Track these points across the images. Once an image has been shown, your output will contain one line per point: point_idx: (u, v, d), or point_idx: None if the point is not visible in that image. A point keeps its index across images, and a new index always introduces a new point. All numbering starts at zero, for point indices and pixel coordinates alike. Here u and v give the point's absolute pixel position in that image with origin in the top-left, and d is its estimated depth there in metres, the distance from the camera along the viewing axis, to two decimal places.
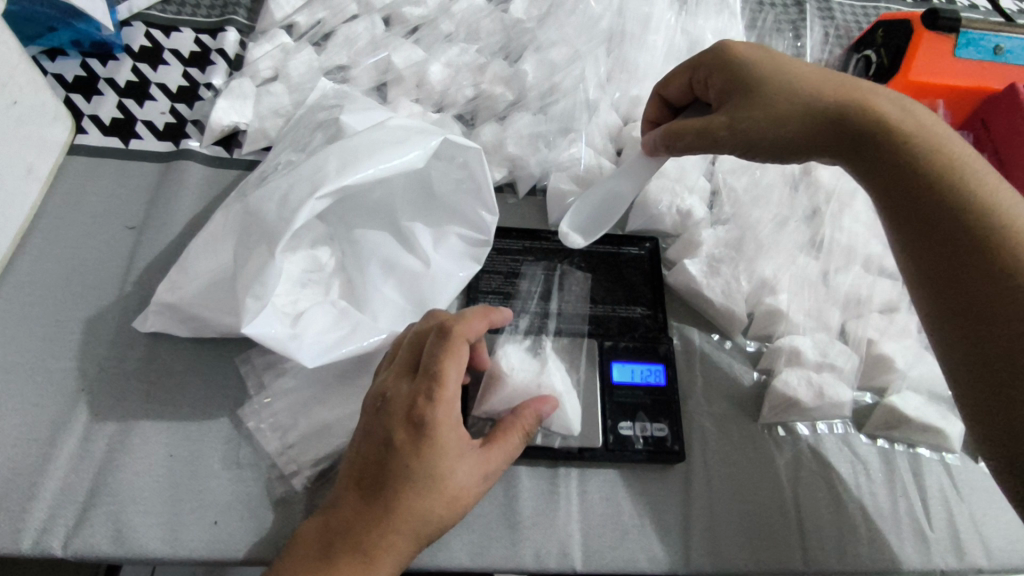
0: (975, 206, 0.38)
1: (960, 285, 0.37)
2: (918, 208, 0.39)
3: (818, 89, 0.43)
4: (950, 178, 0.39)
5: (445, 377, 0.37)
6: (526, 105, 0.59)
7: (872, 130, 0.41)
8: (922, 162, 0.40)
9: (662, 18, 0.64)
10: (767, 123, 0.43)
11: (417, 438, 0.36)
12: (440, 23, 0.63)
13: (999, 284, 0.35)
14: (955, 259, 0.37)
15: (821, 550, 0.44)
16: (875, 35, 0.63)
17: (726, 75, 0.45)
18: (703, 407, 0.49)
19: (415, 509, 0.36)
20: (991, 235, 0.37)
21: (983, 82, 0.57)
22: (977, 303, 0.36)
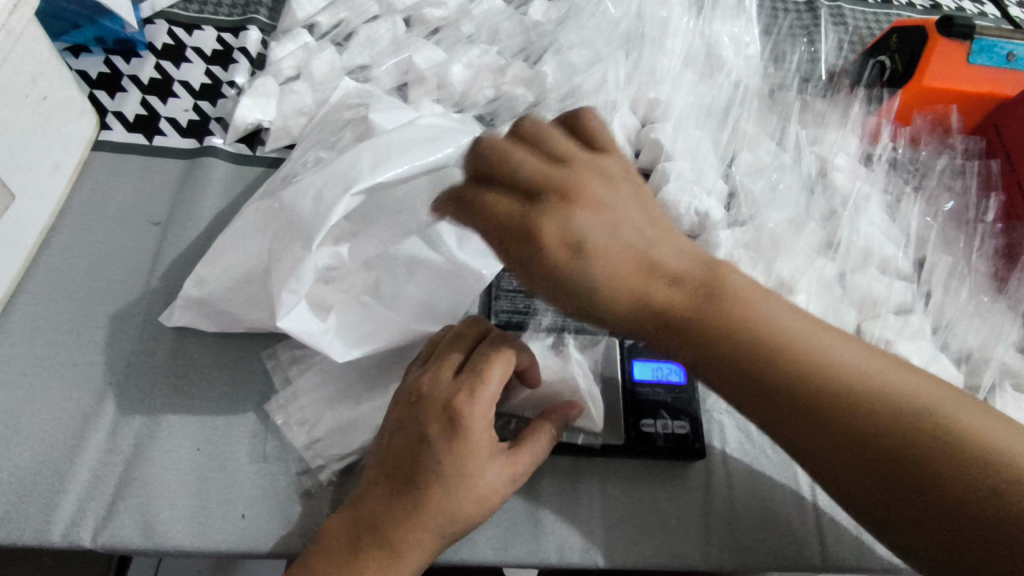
0: (867, 409, 0.31)
1: (889, 498, 0.31)
2: (788, 404, 0.33)
3: (590, 256, 0.33)
4: (809, 381, 0.32)
5: (488, 377, 0.39)
6: (546, 106, 0.59)
7: (699, 337, 0.33)
8: (772, 365, 0.33)
9: (680, 22, 0.64)
10: (618, 327, 0.34)
11: (451, 434, 0.37)
12: (461, 24, 0.63)
13: (922, 471, 0.30)
14: (871, 481, 0.31)
15: (839, 547, 0.45)
16: (889, 41, 0.63)
17: (510, 218, 0.34)
18: (722, 405, 0.50)
19: (443, 507, 0.37)
20: (886, 422, 0.31)
21: (994, 88, 0.58)
22: (903, 494, 0.31)
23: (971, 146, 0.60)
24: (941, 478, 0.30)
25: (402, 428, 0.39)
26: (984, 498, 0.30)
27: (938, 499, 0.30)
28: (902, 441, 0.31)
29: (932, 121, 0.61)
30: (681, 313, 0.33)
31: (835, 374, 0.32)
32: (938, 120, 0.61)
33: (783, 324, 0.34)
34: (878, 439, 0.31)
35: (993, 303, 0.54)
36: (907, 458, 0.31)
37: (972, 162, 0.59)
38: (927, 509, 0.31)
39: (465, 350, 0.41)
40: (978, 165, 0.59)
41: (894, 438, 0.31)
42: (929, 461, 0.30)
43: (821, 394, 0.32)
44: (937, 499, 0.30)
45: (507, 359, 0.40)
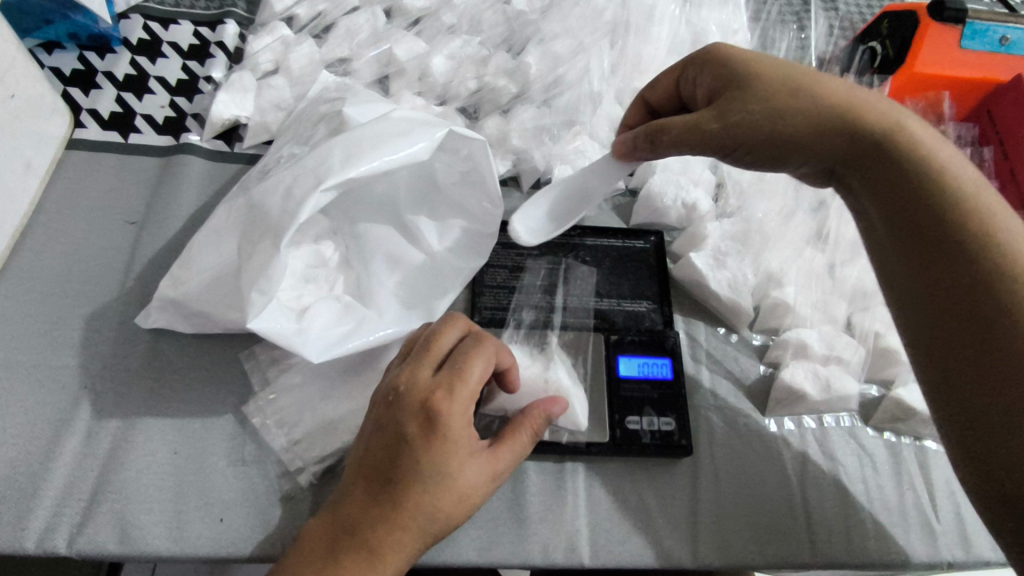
0: (964, 202, 0.37)
1: (935, 267, 0.36)
2: (893, 192, 0.38)
3: (808, 84, 0.41)
4: (934, 171, 0.38)
5: (467, 372, 0.38)
6: (530, 98, 0.58)
7: (861, 131, 0.40)
8: (909, 152, 0.38)
9: (667, 10, 0.63)
10: (763, 115, 0.41)
11: (429, 432, 0.36)
12: (442, 15, 0.62)
13: (965, 271, 0.35)
14: (947, 256, 0.36)
15: (828, 542, 0.44)
16: (880, 26, 0.62)
17: (716, 73, 0.43)
18: (710, 401, 0.49)
19: (422, 507, 0.36)
20: (954, 209, 0.36)
21: (987, 73, 0.56)
22: (953, 290, 0.35)
23: (963, 133, 0.58)
24: (984, 255, 0.35)
25: (380, 425, 0.38)
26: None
27: (973, 281, 0.34)
28: (965, 229, 0.36)
29: (924, 108, 0.59)
30: (862, 114, 0.40)
31: (937, 173, 0.38)
32: (931, 107, 0.59)
33: (942, 151, 0.39)
34: (947, 211, 0.36)
35: None
36: (962, 234, 0.36)
37: (965, 149, 0.57)
38: (971, 279, 0.34)
39: (444, 348, 0.40)
40: (971, 152, 0.57)
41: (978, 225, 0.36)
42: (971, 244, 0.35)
43: (941, 184, 0.37)
44: (981, 272, 0.34)
45: (489, 355, 0.39)
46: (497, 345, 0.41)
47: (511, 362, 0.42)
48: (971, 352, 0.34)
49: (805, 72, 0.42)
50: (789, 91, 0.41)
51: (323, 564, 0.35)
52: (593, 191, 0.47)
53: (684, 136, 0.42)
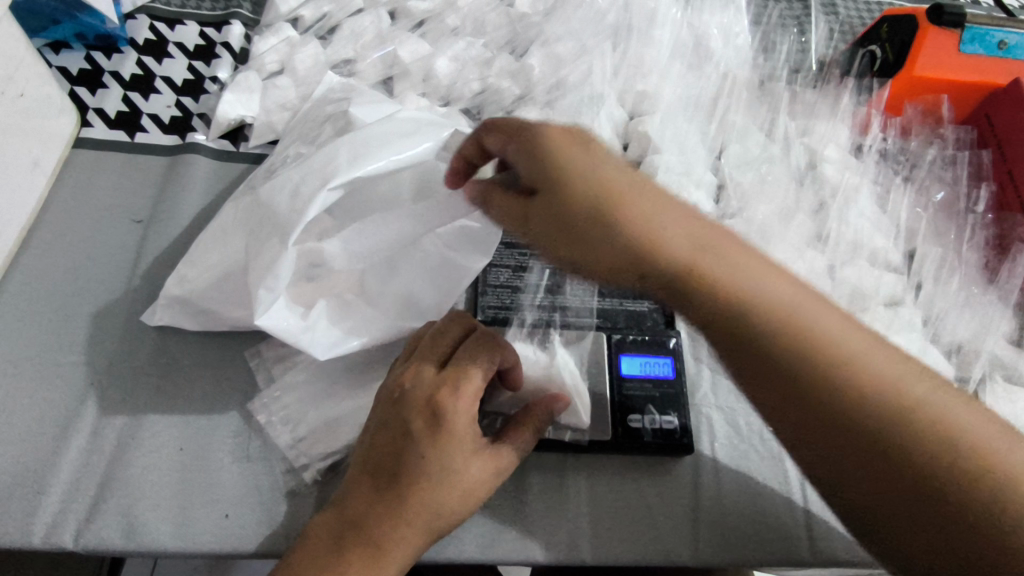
0: (820, 348, 0.30)
1: (824, 434, 0.30)
2: (734, 336, 0.31)
3: (574, 167, 0.34)
4: (731, 310, 0.31)
5: (471, 370, 0.38)
6: (533, 100, 0.59)
7: (664, 266, 0.31)
8: (705, 281, 0.31)
9: (668, 13, 0.63)
10: (578, 224, 0.33)
11: (434, 429, 0.37)
12: (446, 17, 0.63)
13: (859, 437, 0.29)
14: (841, 433, 0.30)
15: (829, 541, 0.44)
16: (880, 30, 0.62)
17: (524, 160, 0.35)
18: (710, 400, 0.49)
19: (427, 503, 0.36)
20: (818, 363, 0.30)
21: (986, 77, 0.57)
22: (843, 451, 0.30)
23: (963, 135, 0.59)
24: (872, 417, 0.29)
25: (384, 424, 0.38)
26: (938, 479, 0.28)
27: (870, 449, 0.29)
28: (845, 385, 0.29)
29: (924, 110, 0.60)
30: (652, 239, 0.32)
31: (747, 304, 0.31)
32: (930, 110, 0.60)
33: (750, 271, 0.31)
34: (809, 369, 0.30)
35: (983, 293, 0.53)
36: (837, 399, 0.29)
37: (963, 151, 0.58)
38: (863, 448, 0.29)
39: (448, 346, 0.40)
40: (970, 155, 0.58)
41: (883, 403, 0.29)
42: (866, 414, 0.29)
43: (739, 319, 0.31)
44: (866, 441, 0.29)
45: (493, 354, 0.40)
46: (502, 343, 0.41)
47: (514, 361, 0.43)
48: (883, 512, 0.30)
49: (569, 157, 0.34)
50: (595, 215, 0.33)
51: (328, 560, 0.36)
52: (400, 225, 0.47)
53: (529, 238, 0.37)
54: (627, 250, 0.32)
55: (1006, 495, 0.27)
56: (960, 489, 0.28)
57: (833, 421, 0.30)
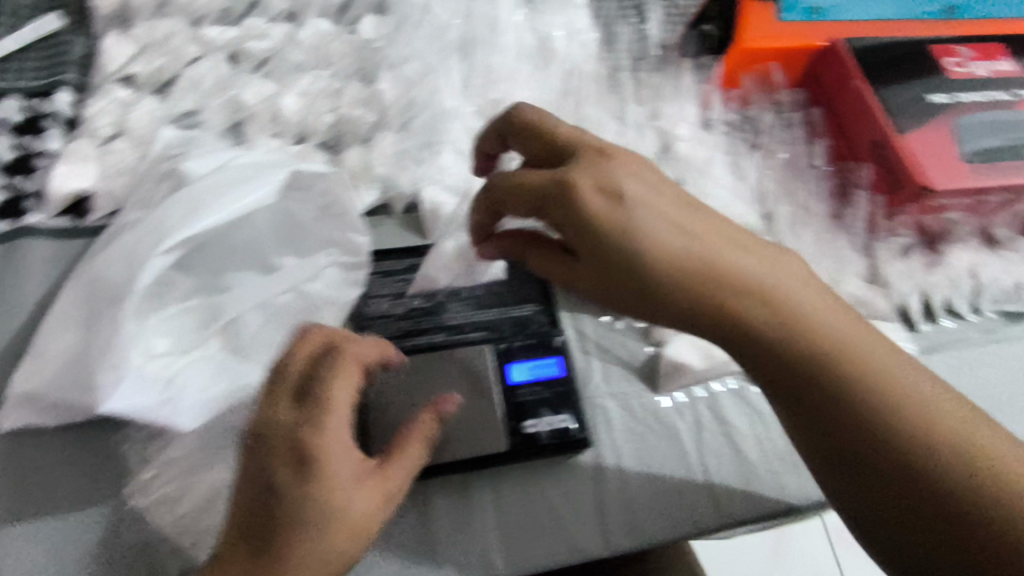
0: (854, 369, 0.34)
1: (848, 445, 0.34)
2: (782, 363, 0.35)
3: (633, 221, 0.37)
4: (781, 336, 0.35)
5: (333, 399, 0.37)
6: (388, 124, 0.58)
7: (716, 299, 0.36)
8: (759, 308, 0.36)
9: (510, 20, 0.64)
10: (648, 271, 0.37)
11: (300, 470, 0.36)
12: (288, 53, 0.61)
13: (875, 451, 0.33)
14: (869, 440, 0.33)
15: (729, 503, 0.47)
16: (707, 8, 0.64)
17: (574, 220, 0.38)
18: (603, 389, 0.51)
19: (313, 548, 0.35)
20: (847, 381, 0.34)
21: (805, 42, 0.60)
22: (872, 456, 0.33)
23: (794, 97, 0.63)
24: (898, 433, 0.33)
25: (249, 474, 0.37)
26: (946, 490, 0.32)
27: (895, 458, 0.33)
28: (870, 403, 0.34)
29: (758, 78, 0.64)
30: (723, 279, 0.36)
31: (795, 333, 0.35)
32: (763, 77, 0.63)
33: (805, 300, 0.36)
34: (839, 387, 0.34)
35: (834, 241, 0.58)
36: (870, 410, 0.34)
37: (797, 113, 0.63)
38: (881, 457, 0.33)
39: (300, 371, 0.38)
40: (802, 115, 0.63)
41: (894, 406, 0.34)
42: (888, 428, 0.33)
43: (788, 339, 0.35)
44: (889, 449, 0.33)
45: (352, 373, 0.38)
46: (359, 349, 0.40)
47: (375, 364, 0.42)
48: (900, 518, 0.33)
49: (602, 206, 0.37)
50: (657, 264, 0.37)
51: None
52: (226, 305, 0.47)
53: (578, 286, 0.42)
54: (685, 290, 0.36)
55: (1006, 478, 0.32)
56: (969, 487, 0.32)
57: (854, 435, 0.34)
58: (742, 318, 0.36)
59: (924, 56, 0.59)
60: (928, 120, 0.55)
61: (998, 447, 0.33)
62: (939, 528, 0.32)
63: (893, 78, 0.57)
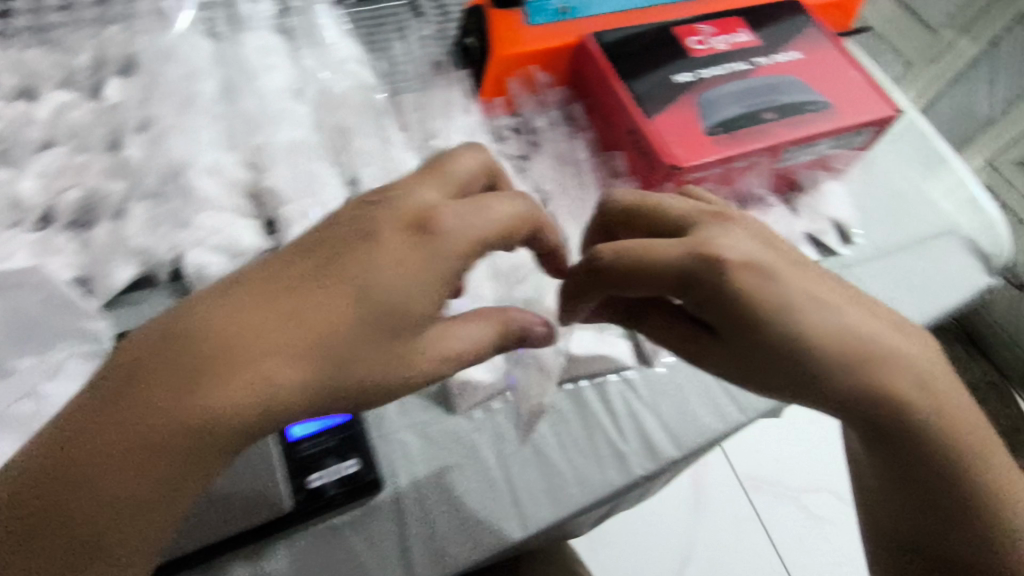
0: (886, 355, 0.36)
1: (894, 433, 0.37)
2: (845, 370, 0.36)
3: (789, 294, 0.36)
4: (791, 333, 0.36)
5: (273, 298, 0.34)
6: (142, 190, 0.55)
7: (760, 312, 0.36)
8: (760, 312, 0.36)
9: (266, 60, 0.62)
10: (676, 288, 0.37)
11: (130, 379, 0.32)
12: (23, 133, 0.57)
13: (899, 437, 0.38)
14: (898, 420, 0.37)
15: (534, 508, 0.48)
16: (468, 21, 0.64)
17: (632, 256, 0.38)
18: (400, 422, 0.50)
19: (118, 476, 0.31)
20: (869, 364, 0.36)
21: (559, 41, 0.62)
22: (896, 444, 0.38)
23: (557, 94, 0.66)
24: (918, 421, 0.37)
25: (270, 317, 0.34)
26: (944, 455, 0.38)
27: (914, 439, 0.38)
28: (894, 388, 0.36)
29: (524, 81, 0.65)
30: (807, 272, 0.38)
31: (845, 320, 0.36)
32: (529, 80, 0.64)
33: (825, 314, 0.36)
34: (885, 387, 0.36)
35: None
36: (885, 406, 0.37)
37: (561, 109, 0.66)
38: (912, 439, 0.38)
39: (234, 326, 0.33)
40: (565, 111, 0.66)
41: (902, 401, 0.36)
42: (907, 411, 0.37)
43: (788, 342, 0.36)
44: (914, 431, 0.37)
45: (340, 283, 0.35)
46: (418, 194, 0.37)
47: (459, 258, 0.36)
48: (908, 483, 0.40)
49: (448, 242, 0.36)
50: (682, 278, 0.37)
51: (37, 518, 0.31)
52: None
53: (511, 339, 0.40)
54: (739, 313, 0.36)
55: (976, 443, 0.40)
56: (952, 459, 0.39)
57: (888, 422, 0.37)
58: (801, 337, 0.36)
59: (670, 40, 0.62)
60: (675, 100, 0.58)
61: (964, 421, 0.39)
62: (927, 484, 0.39)
63: (639, 67, 0.60)
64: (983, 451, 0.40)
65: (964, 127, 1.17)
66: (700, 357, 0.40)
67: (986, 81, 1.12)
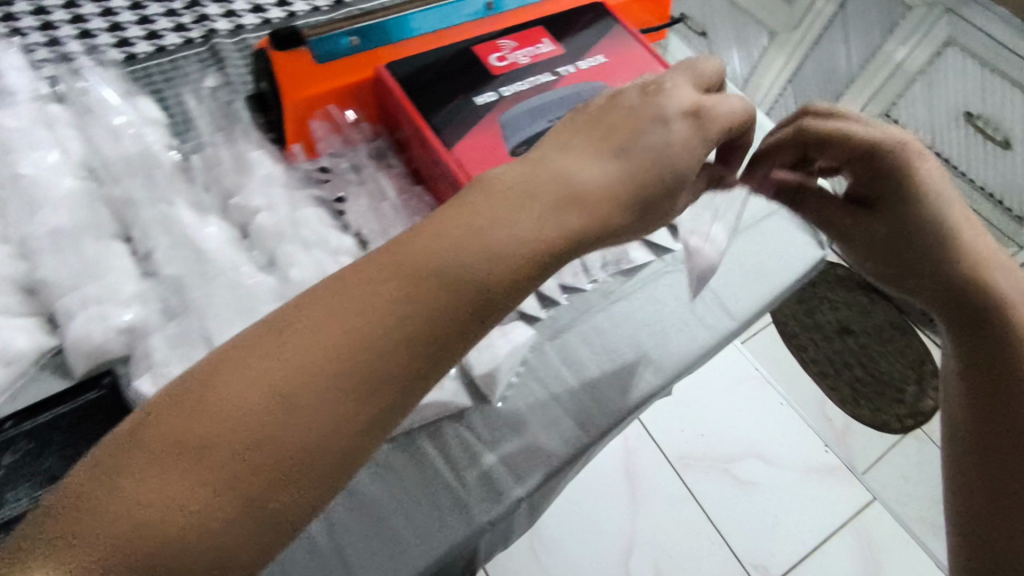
0: (947, 235, 0.49)
1: (964, 305, 0.48)
2: (914, 234, 0.49)
3: (945, 194, 0.49)
4: (920, 199, 0.48)
5: (442, 258, 0.34)
6: None
7: (897, 180, 0.49)
8: (907, 184, 0.48)
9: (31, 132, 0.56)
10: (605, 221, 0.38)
11: (353, 313, 0.33)
12: None
13: (976, 311, 0.48)
14: (960, 298, 0.48)
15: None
16: (257, 66, 0.61)
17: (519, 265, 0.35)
18: None
19: (366, 375, 0.32)
20: (952, 231, 0.49)
21: (354, 75, 0.59)
22: (975, 312, 0.48)
23: (362, 131, 0.63)
24: (971, 292, 0.48)
25: (349, 312, 0.33)
26: (1013, 353, 0.46)
27: (982, 313, 0.47)
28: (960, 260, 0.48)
29: (325, 120, 0.61)
30: (913, 163, 0.48)
31: (924, 202, 0.48)
32: (329, 118, 0.61)
33: (924, 168, 0.49)
34: (946, 252, 0.48)
35: None
36: (956, 274, 0.48)
37: (367, 146, 0.63)
38: (982, 313, 0.47)
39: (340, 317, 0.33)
40: (372, 147, 0.63)
41: (984, 269, 0.48)
42: (985, 281, 0.48)
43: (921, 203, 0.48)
44: (998, 297, 0.47)
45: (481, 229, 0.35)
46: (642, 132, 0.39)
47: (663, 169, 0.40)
48: (985, 378, 0.47)
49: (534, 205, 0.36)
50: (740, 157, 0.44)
51: (75, 542, 0.27)
52: None
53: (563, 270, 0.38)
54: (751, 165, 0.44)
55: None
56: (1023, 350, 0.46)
57: (966, 295, 0.48)
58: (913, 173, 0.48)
59: (472, 62, 0.60)
60: (476, 121, 0.56)
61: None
62: (998, 389, 0.46)
63: (439, 93, 0.58)
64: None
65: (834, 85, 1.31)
66: (851, 229, 0.53)
67: (843, 42, 1.24)
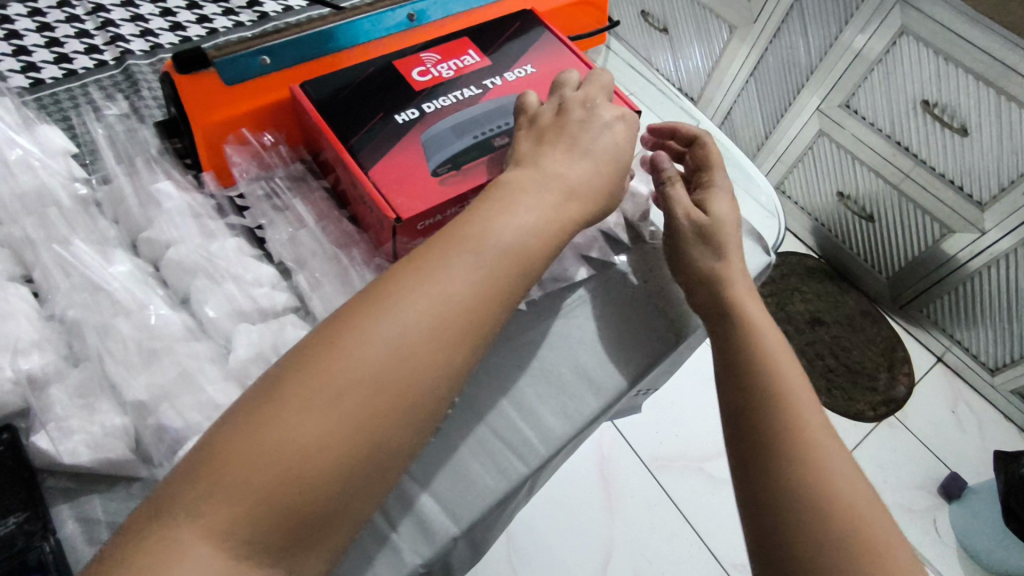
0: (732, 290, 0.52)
1: (740, 377, 0.48)
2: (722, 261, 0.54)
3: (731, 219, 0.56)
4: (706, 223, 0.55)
5: (400, 313, 0.38)
6: None
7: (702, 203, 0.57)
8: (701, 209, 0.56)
9: None
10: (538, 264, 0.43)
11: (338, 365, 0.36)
12: None
13: (752, 360, 0.48)
14: (750, 352, 0.49)
15: None
16: (165, 89, 0.58)
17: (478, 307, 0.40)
18: None
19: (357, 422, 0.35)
20: (732, 303, 0.51)
21: (266, 97, 0.57)
22: (749, 376, 0.48)
23: (281, 153, 0.60)
24: (745, 355, 0.49)
25: (312, 378, 0.35)
26: (777, 419, 0.45)
27: (752, 382, 0.47)
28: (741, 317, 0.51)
29: (239, 142, 0.58)
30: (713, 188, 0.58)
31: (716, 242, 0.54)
32: (244, 141, 0.58)
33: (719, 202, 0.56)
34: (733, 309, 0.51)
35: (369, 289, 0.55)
36: (738, 330, 0.50)
37: (288, 170, 0.60)
38: (755, 374, 0.48)
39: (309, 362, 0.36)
40: (294, 171, 0.60)
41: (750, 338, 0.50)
42: (754, 342, 0.49)
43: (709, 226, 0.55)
44: (759, 365, 0.48)
45: (434, 282, 0.39)
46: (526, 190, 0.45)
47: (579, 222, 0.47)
48: (751, 442, 0.46)
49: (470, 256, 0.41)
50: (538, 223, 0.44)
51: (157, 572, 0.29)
52: None
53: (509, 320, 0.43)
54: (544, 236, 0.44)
55: (807, 423, 0.45)
56: (794, 407, 0.46)
57: (742, 346, 0.49)
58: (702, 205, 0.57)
59: (394, 78, 0.58)
60: (397, 141, 0.53)
61: (798, 387, 0.47)
62: (767, 449, 0.45)
63: (357, 113, 0.55)
64: (800, 431, 0.44)
65: (795, 78, 1.30)
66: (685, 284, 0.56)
67: (801, 35, 1.24)
